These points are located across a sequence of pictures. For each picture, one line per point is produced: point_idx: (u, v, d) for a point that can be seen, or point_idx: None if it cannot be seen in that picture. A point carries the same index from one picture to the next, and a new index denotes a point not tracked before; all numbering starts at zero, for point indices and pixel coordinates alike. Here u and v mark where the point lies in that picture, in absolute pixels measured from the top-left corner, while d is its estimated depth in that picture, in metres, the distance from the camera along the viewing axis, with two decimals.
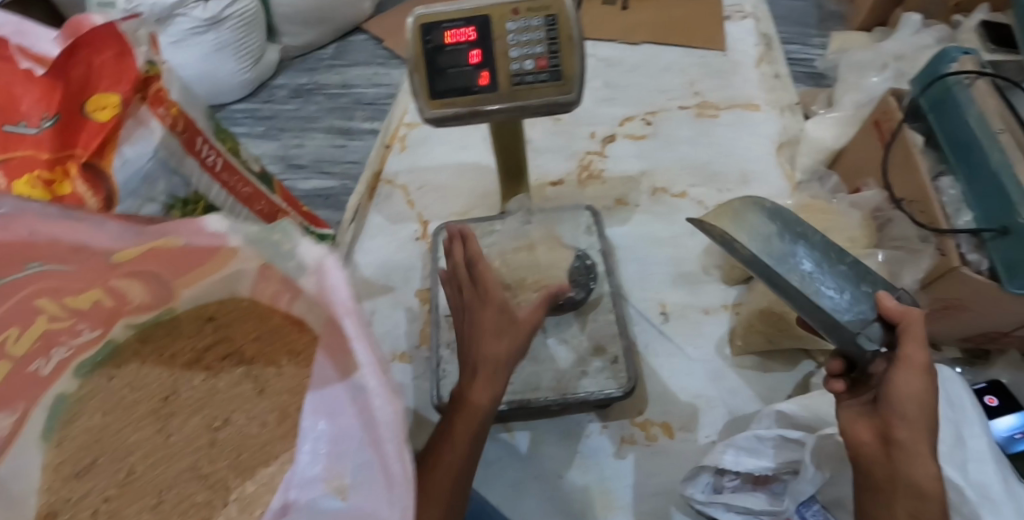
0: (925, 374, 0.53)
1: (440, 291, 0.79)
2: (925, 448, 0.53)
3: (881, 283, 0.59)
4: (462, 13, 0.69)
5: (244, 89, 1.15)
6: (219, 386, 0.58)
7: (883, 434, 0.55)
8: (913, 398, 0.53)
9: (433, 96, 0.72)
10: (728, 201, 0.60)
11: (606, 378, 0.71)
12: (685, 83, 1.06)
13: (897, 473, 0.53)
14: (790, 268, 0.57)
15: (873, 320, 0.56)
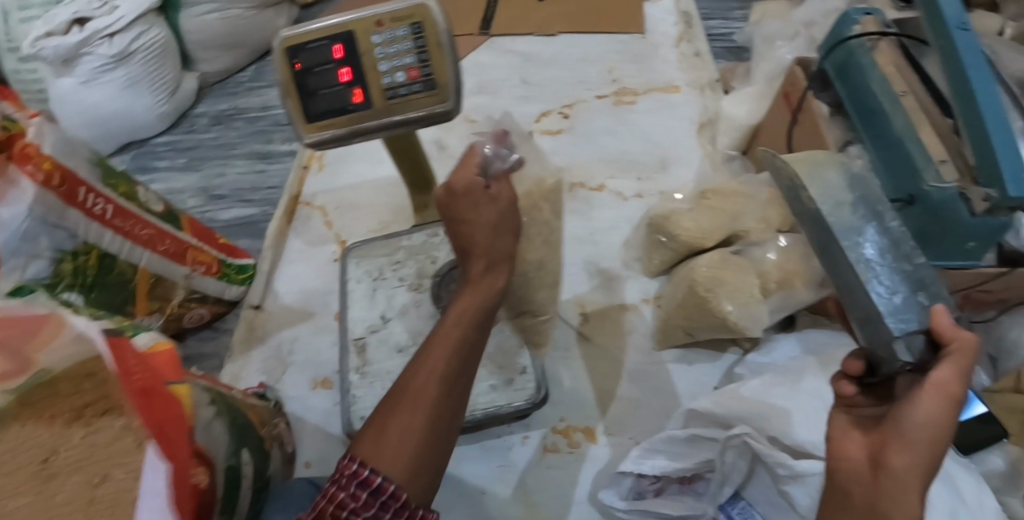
0: (950, 402, 0.41)
1: (349, 313, 0.77)
2: (920, 487, 0.40)
3: (945, 303, 0.48)
4: (326, 32, 0.68)
5: (163, 122, 1.14)
6: None
7: (876, 455, 0.42)
8: (927, 425, 0.41)
9: (309, 120, 0.69)
10: (813, 152, 0.55)
11: (514, 391, 0.69)
12: (602, 71, 1.03)
13: (877, 503, 0.41)
14: (851, 246, 0.49)
15: (918, 331, 0.46)
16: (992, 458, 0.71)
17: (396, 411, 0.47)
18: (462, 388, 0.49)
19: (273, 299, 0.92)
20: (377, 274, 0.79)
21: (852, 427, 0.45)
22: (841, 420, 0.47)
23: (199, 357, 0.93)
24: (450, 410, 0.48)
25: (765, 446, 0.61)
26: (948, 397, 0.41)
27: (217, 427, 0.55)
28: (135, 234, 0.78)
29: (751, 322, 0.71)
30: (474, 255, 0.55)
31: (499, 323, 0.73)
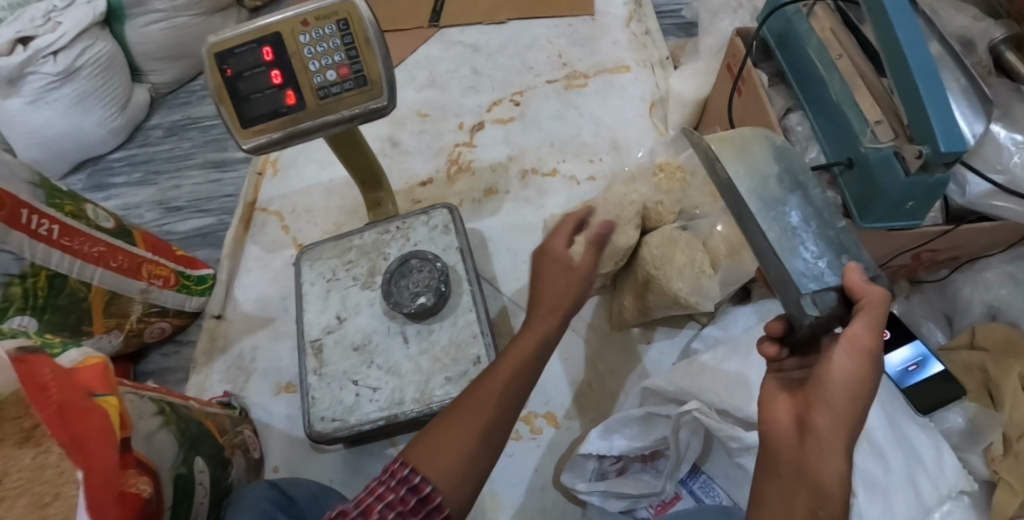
0: (864, 359, 0.45)
1: (304, 317, 0.76)
2: (841, 442, 0.45)
3: (869, 264, 0.51)
4: (253, 34, 0.66)
5: (116, 137, 1.13)
6: None
7: (800, 415, 0.47)
8: (843, 382, 0.45)
9: (244, 125, 0.68)
10: (740, 131, 0.57)
11: (469, 382, 0.69)
12: (552, 56, 1.02)
13: (802, 461, 0.45)
14: (776, 218, 0.52)
15: (831, 288, 0.49)
16: (950, 416, 0.70)
17: (443, 423, 0.49)
18: (515, 409, 0.50)
19: (233, 308, 0.91)
20: (330, 274, 0.79)
21: (780, 390, 0.50)
22: (771, 384, 0.51)
23: (163, 370, 0.93)
24: (503, 423, 0.50)
25: (716, 421, 0.61)
26: (860, 353, 0.45)
27: (162, 437, 0.55)
28: (85, 252, 0.77)
29: (703, 296, 0.72)
30: (540, 306, 0.56)
31: (452, 316, 0.73)
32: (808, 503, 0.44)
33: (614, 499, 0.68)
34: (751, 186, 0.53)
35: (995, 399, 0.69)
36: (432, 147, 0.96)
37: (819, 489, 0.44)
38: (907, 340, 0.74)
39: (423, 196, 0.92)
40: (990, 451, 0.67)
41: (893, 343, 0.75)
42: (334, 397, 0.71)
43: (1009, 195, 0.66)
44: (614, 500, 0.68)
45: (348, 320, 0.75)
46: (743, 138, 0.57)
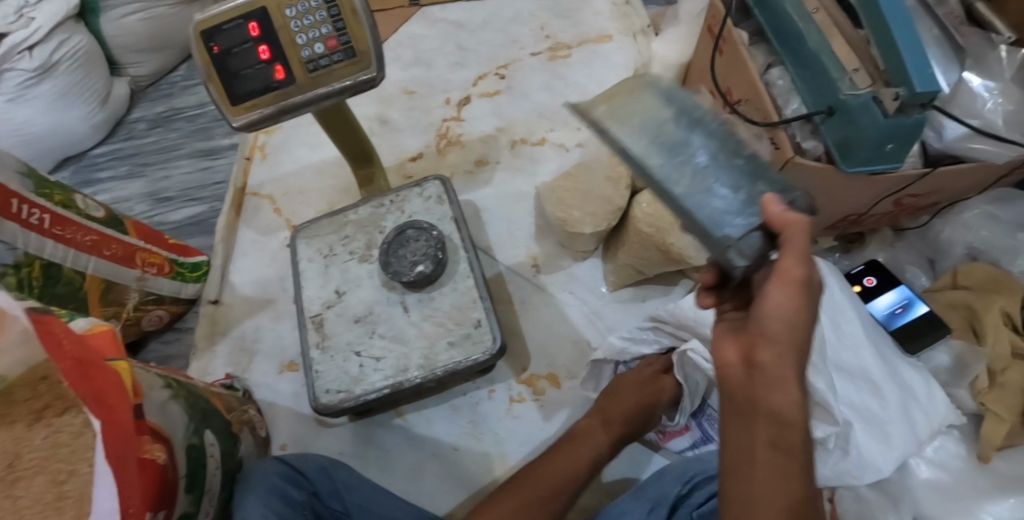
0: (796, 291, 0.44)
1: (304, 293, 0.77)
2: (788, 374, 0.44)
3: (781, 185, 0.49)
4: (238, 11, 0.67)
5: (99, 131, 1.13)
6: (64, 439, 0.54)
7: (748, 354, 0.47)
8: (779, 317, 0.45)
9: (235, 102, 0.69)
10: (623, 83, 0.54)
11: (471, 345, 0.70)
12: (535, 28, 1.04)
13: (756, 398, 0.45)
14: (683, 161, 0.49)
15: (754, 227, 0.47)
16: (937, 355, 0.73)
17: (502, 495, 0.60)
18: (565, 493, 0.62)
19: (231, 292, 0.91)
20: (327, 251, 0.79)
21: (727, 333, 0.50)
22: (718, 328, 0.51)
23: (164, 358, 0.93)
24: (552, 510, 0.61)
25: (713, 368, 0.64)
26: (789, 286, 0.44)
27: (173, 408, 0.56)
28: (78, 242, 0.76)
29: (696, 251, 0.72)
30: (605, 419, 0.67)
31: (450, 283, 0.74)
32: (767, 436, 0.44)
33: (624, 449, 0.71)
34: (645, 140, 0.50)
35: (979, 334, 0.71)
36: (421, 123, 0.97)
37: (777, 422, 0.44)
38: (893, 285, 0.77)
39: (414, 171, 0.93)
40: (976, 384, 0.69)
41: (880, 289, 0.78)
42: (338, 370, 0.72)
43: (985, 136, 0.68)
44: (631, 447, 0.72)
45: (348, 295, 0.76)
46: (629, 90, 0.53)
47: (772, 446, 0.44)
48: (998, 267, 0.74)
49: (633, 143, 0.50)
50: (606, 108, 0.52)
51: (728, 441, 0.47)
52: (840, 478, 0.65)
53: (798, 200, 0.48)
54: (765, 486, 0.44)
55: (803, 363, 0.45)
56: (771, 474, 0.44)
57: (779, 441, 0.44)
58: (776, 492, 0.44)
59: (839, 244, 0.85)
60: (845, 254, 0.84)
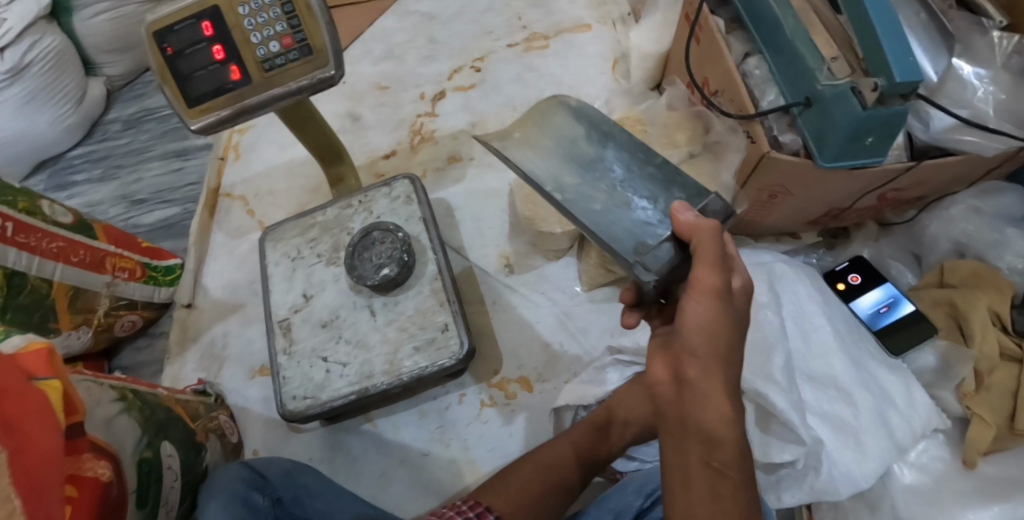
0: (712, 302, 0.48)
1: (273, 297, 0.76)
2: (713, 386, 0.47)
3: (693, 188, 0.55)
4: (189, 10, 0.64)
5: (73, 134, 1.11)
6: None
7: (675, 369, 0.49)
8: (700, 328, 0.48)
9: (190, 104, 0.66)
10: (536, 108, 0.65)
11: (437, 350, 0.68)
12: (510, 19, 1.01)
13: (686, 415, 0.47)
14: (599, 177, 0.58)
15: (663, 240, 0.52)
16: (923, 355, 0.70)
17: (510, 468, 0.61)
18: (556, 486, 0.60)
19: (202, 296, 0.89)
20: (294, 253, 0.77)
21: (657, 349, 0.52)
22: (650, 344, 0.53)
23: (136, 365, 0.92)
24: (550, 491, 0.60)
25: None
26: (703, 295, 0.48)
27: (121, 422, 0.54)
28: (43, 249, 0.74)
29: None
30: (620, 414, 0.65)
31: (417, 286, 0.71)
32: (699, 455, 0.46)
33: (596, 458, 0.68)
34: (560, 162, 0.60)
35: (966, 333, 0.68)
36: (392, 120, 0.94)
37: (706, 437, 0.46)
38: (878, 284, 0.74)
39: (386, 169, 0.90)
40: (963, 387, 0.66)
41: (864, 286, 0.75)
42: (304, 376, 0.70)
43: (974, 127, 0.64)
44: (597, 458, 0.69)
45: (314, 298, 0.74)
46: (540, 116, 0.65)
47: (704, 461, 0.46)
48: (984, 262, 0.71)
49: (550, 167, 0.60)
50: (522, 136, 0.64)
51: (664, 464, 0.48)
52: (814, 498, 0.63)
53: (706, 207, 0.53)
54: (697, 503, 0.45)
55: (729, 377, 0.48)
56: (705, 491, 0.45)
57: (711, 459, 0.45)
58: (707, 510, 0.45)
59: (823, 238, 0.82)
60: (829, 250, 0.81)
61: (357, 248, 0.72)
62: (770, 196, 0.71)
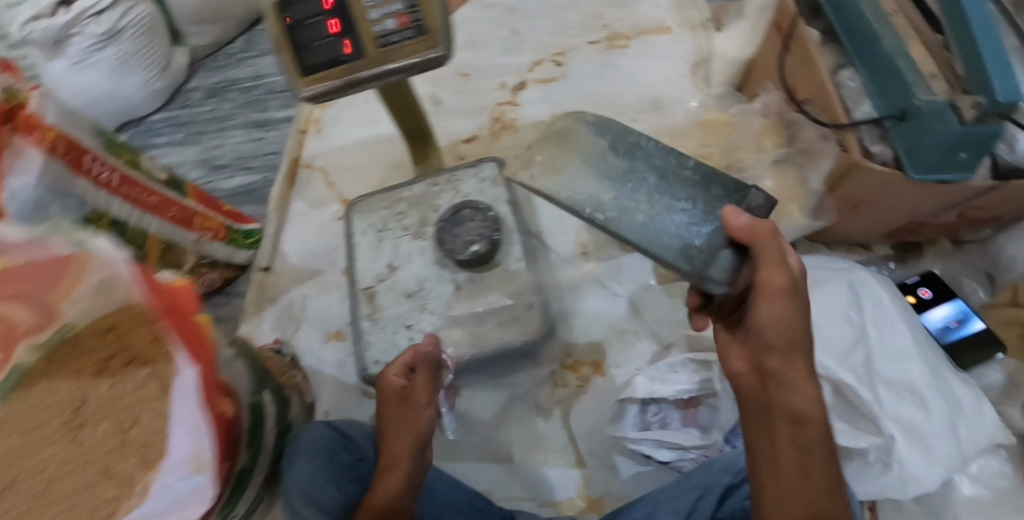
0: (786, 299, 0.54)
1: (357, 265, 0.78)
2: (796, 372, 0.55)
3: (733, 185, 0.59)
4: None
5: (157, 99, 1.15)
6: (126, 389, 0.44)
7: (757, 363, 0.57)
8: (777, 322, 0.54)
9: (305, 73, 0.70)
10: (551, 126, 0.64)
11: (522, 328, 0.72)
12: (591, 17, 1.03)
13: (773, 402, 0.56)
14: (634, 187, 0.60)
15: (723, 246, 0.56)
16: (990, 372, 0.73)
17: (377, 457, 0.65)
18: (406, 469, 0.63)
19: (281, 261, 0.92)
20: (380, 225, 0.80)
21: (731, 343, 0.61)
22: (722, 336, 0.62)
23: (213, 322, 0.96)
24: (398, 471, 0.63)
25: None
26: (776, 299, 0.54)
27: (238, 366, 0.57)
28: (144, 203, 0.78)
29: None
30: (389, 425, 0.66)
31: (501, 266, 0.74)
32: (789, 434, 0.54)
33: (665, 448, 0.69)
34: (594, 180, 0.60)
35: None
36: (472, 106, 0.97)
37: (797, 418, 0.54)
38: (948, 299, 0.76)
39: (467, 153, 0.94)
40: None
41: (935, 301, 0.76)
42: (389, 341, 0.73)
43: None
44: (665, 449, 0.69)
45: (398, 267, 0.77)
46: (557, 133, 0.64)
47: (792, 439, 0.54)
48: None
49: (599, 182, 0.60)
50: (545, 159, 0.61)
51: (752, 442, 0.57)
52: (881, 492, 0.65)
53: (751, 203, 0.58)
54: (789, 474, 0.53)
55: (808, 362, 0.55)
56: (796, 467, 0.53)
57: (799, 438, 0.53)
58: (801, 485, 0.52)
59: (895, 252, 0.83)
60: (901, 264, 0.82)
61: (447, 223, 0.75)
62: (854, 204, 0.73)
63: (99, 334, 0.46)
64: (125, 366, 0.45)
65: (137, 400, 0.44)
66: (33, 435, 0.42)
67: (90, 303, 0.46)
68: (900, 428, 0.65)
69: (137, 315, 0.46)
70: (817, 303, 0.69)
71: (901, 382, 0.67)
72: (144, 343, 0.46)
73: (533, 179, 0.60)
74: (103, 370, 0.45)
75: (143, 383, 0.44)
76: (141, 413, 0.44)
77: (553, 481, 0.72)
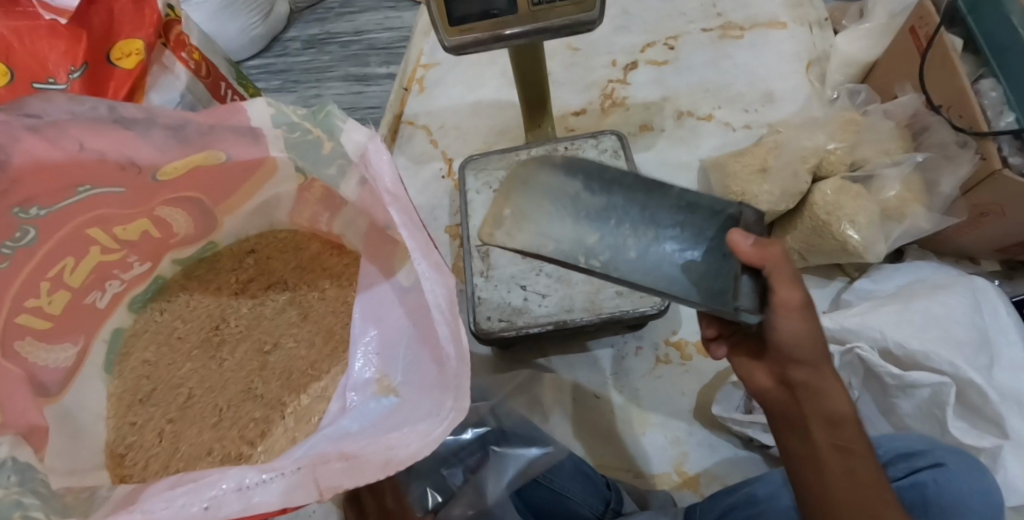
0: (794, 315, 0.50)
1: (471, 222, 0.79)
2: (827, 381, 0.52)
3: (718, 206, 0.53)
4: None
5: (255, 46, 1.15)
6: (266, 312, 0.59)
7: (782, 377, 0.55)
8: (798, 340, 0.51)
9: (452, 24, 0.70)
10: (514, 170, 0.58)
11: (640, 298, 0.72)
12: (705, 4, 1.02)
13: (805, 412, 0.53)
14: (616, 225, 0.54)
15: (739, 272, 0.49)
16: None
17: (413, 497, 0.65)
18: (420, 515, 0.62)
19: None
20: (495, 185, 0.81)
21: (749, 357, 0.58)
22: (743, 351, 0.59)
23: None
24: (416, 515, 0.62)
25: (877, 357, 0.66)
26: (793, 315, 0.50)
27: None
28: None
29: (871, 244, 0.73)
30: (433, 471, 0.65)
31: None
32: (828, 438, 0.52)
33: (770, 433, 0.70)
34: (570, 225, 0.54)
35: None
36: (582, 80, 0.97)
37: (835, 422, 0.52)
38: None
39: (575, 126, 0.94)
40: None
41: None
42: (501, 299, 0.73)
43: None
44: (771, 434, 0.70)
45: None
46: (520, 181, 0.57)
47: (834, 443, 0.51)
48: None
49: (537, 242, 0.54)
50: (515, 210, 0.56)
51: (785, 453, 0.54)
52: None
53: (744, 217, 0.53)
54: (845, 480, 0.50)
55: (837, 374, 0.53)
56: (840, 471, 0.50)
57: (838, 440, 0.51)
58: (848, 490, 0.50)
59: (1002, 270, 0.82)
60: (1008, 281, 0.81)
61: None
62: (981, 213, 0.73)
63: (256, 251, 0.60)
64: (295, 280, 0.59)
65: (279, 326, 0.58)
66: (240, 316, 0.59)
67: (239, 235, 0.60)
68: (1011, 437, 0.63)
69: (311, 248, 0.59)
70: (942, 302, 0.68)
71: (1014, 392, 0.65)
72: (286, 265, 0.59)
73: (511, 239, 0.54)
74: (241, 292, 0.60)
75: (321, 295, 0.58)
76: (309, 312, 0.58)
77: (653, 454, 0.73)
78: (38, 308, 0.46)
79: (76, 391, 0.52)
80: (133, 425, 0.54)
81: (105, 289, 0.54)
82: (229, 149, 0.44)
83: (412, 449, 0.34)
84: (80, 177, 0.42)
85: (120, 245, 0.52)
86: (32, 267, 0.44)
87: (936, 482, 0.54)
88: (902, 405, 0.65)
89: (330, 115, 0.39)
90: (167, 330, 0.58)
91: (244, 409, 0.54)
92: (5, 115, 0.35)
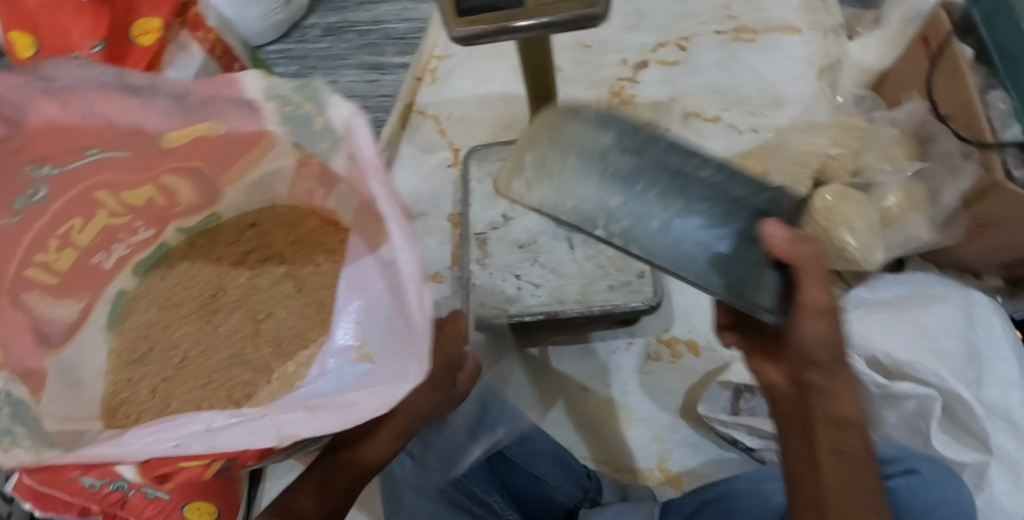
0: (830, 318, 0.52)
1: (471, 211, 0.80)
2: (843, 380, 0.52)
3: (756, 185, 0.53)
4: None
5: (276, 31, 1.17)
6: (263, 284, 0.60)
7: (791, 377, 0.54)
8: (823, 342, 0.52)
9: (461, 15, 0.72)
10: (544, 115, 0.54)
11: (631, 293, 0.72)
12: (720, 6, 1.02)
13: (810, 411, 0.52)
14: (642, 191, 0.50)
15: (767, 267, 0.52)
16: None
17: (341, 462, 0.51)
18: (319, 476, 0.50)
19: None
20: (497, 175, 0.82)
21: (762, 357, 0.58)
22: (757, 352, 0.59)
23: None
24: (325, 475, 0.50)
25: (864, 366, 0.65)
26: (821, 315, 0.51)
27: None
28: None
29: (869, 252, 0.73)
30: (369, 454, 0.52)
31: None
32: (829, 440, 0.50)
33: (753, 434, 0.70)
34: (594, 184, 0.50)
35: None
36: (592, 77, 0.98)
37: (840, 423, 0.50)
38: None
39: None
40: None
41: None
42: (495, 287, 0.75)
43: None
44: (754, 437, 0.70)
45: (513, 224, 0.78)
46: (548, 128, 0.54)
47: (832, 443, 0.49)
48: None
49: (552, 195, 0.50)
50: (535, 162, 0.52)
51: (784, 455, 0.52)
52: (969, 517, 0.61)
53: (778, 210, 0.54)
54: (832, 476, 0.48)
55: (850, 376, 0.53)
56: (839, 477, 0.48)
57: (840, 441, 0.49)
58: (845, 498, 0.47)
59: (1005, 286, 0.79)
60: (1010, 298, 0.78)
61: None
62: (981, 225, 0.72)
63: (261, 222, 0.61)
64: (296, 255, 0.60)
65: (274, 297, 0.59)
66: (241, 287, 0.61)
67: (241, 209, 0.62)
68: (996, 453, 0.62)
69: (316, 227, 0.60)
70: (932, 314, 0.67)
71: (1000, 407, 0.64)
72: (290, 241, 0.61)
73: (528, 193, 0.50)
74: (240, 263, 0.61)
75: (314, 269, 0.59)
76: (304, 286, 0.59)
77: (635, 449, 0.73)
78: (46, 264, 0.49)
79: (83, 346, 0.55)
80: (127, 382, 0.55)
81: (109, 251, 0.56)
82: (229, 120, 0.45)
83: (374, 406, 0.37)
84: (85, 139, 0.45)
85: (127, 210, 0.54)
86: (44, 220, 0.47)
87: (908, 489, 0.54)
88: (887, 414, 0.65)
89: (317, 91, 0.40)
90: (172, 290, 0.60)
91: (234, 373, 0.55)
92: (22, 76, 0.41)
